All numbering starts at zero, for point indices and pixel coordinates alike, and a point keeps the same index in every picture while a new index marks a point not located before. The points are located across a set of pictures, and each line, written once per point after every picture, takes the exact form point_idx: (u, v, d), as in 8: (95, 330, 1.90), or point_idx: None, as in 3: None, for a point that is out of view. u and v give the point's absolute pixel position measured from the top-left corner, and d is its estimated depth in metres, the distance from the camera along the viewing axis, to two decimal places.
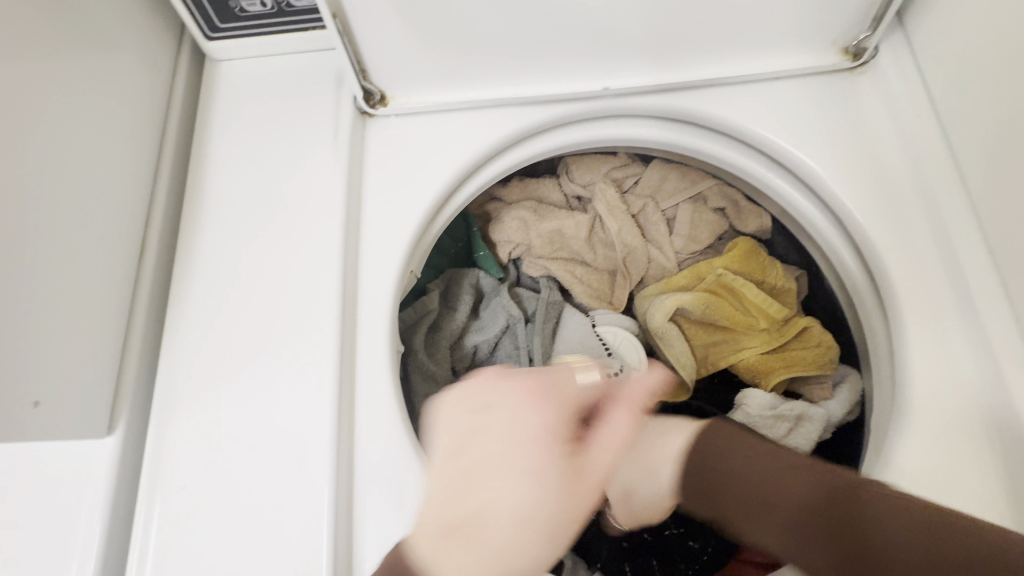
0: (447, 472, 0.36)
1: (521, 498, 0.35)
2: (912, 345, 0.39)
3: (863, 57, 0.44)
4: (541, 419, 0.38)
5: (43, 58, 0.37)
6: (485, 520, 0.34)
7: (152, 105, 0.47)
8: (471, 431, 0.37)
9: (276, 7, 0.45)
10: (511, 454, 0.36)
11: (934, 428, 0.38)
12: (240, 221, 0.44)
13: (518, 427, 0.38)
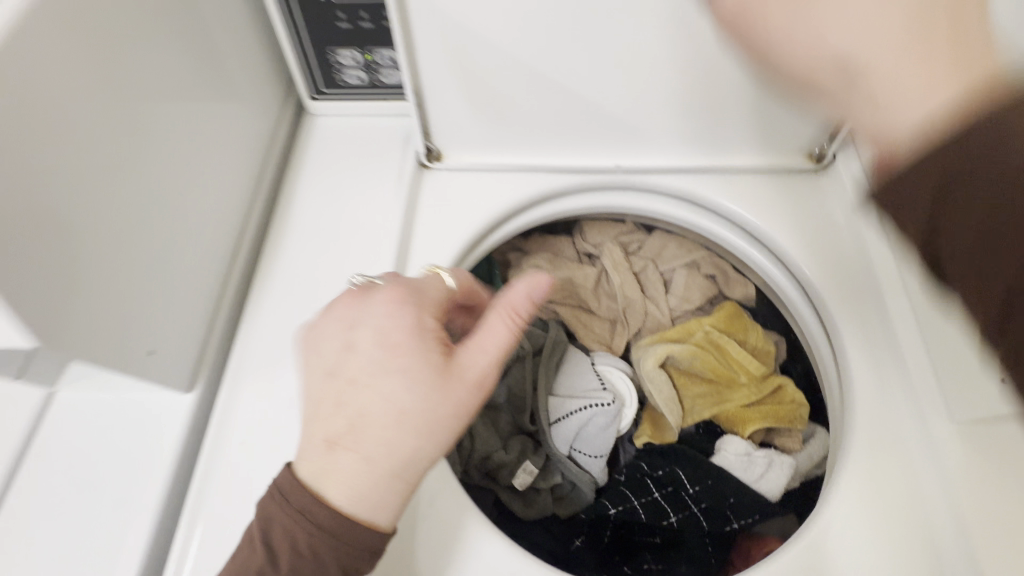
0: (328, 385, 0.41)
1: (381, 386, 0.39)
2: (861, 397, 0.47)
3: (825, 161, 0.55)
4: (405, 322, 0.41)
5: (178, 88, 0.46)
6: (348, 404, 0.40)
7: (261, 142, 0.58)
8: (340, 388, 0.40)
9: (371, 82, 0.57)
10: (371, 350, 0.40)
11: (880, 466, 0.45)
12: (315, 238, 0.54)
13: (373, 333, 0.41)
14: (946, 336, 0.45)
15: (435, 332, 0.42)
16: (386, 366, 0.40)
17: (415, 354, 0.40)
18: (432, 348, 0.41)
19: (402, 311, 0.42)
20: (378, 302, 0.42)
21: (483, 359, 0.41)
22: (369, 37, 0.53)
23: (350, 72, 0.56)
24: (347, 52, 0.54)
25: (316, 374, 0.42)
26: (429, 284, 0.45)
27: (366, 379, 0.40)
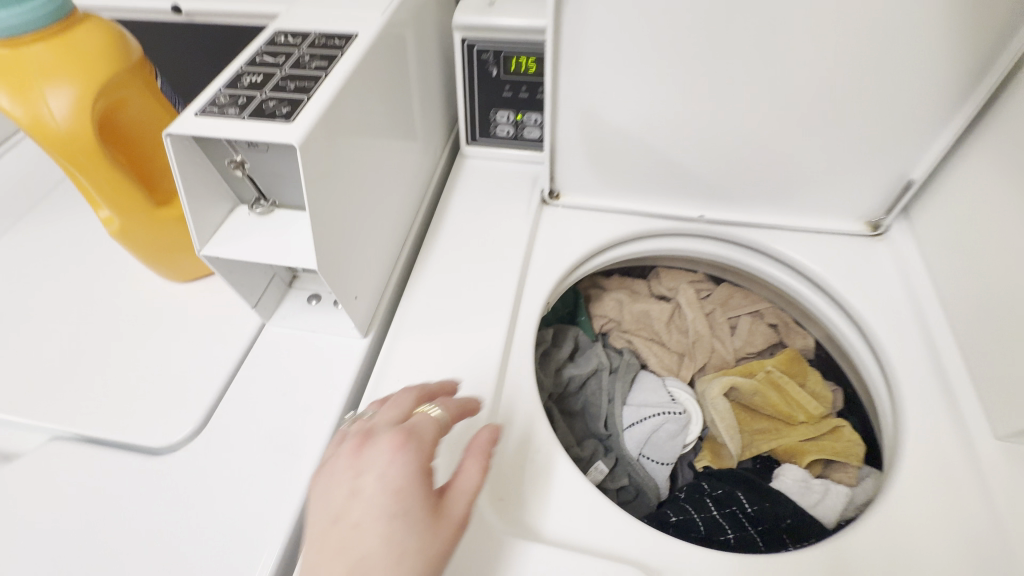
0: (326, 535, 0.37)
1: (388, 510, 0.37)
2: (912, 414, 0.52)
3: (881, 230, 0.66)
4: (404, 462, 0.38)
5: (398, 113, 0.61)
6: (355, 526, 0.36)
7: (432, 162, 0.74)
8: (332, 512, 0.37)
9: (515, 134, 0.73)
10: (371, 498, 0.37)
11: (932, 473, 0.49)
12: (453, 239, 0.68)
13: (376, 486, 0.37)
14: (983, 364, 0.50)
15: (427, 456, 0.40)
16: (387, 517, 0.36)
17: (417, 498, 0.38)
18: (428, 487, 0.39)
19: (400, 452, 0.39)
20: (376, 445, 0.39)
21: (474, 475, 0.41)
22: (524, 103, 0.70)
23: (502, 126, 0.73)
24: (504, 112, 0.71)
25: (315, 523, 0.38)
26: (421, 424, 0.41)
27: (361, 489, 0.38)
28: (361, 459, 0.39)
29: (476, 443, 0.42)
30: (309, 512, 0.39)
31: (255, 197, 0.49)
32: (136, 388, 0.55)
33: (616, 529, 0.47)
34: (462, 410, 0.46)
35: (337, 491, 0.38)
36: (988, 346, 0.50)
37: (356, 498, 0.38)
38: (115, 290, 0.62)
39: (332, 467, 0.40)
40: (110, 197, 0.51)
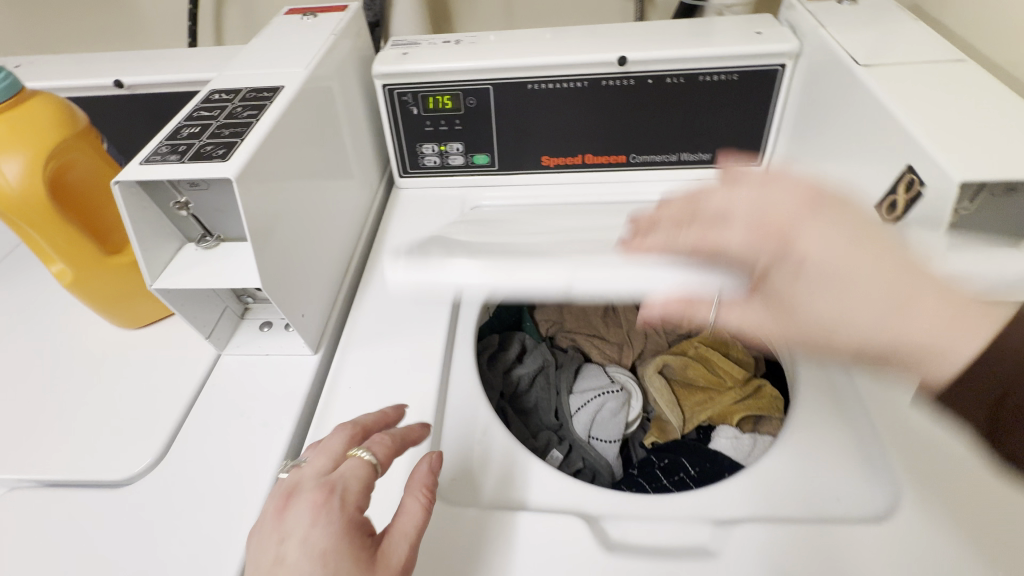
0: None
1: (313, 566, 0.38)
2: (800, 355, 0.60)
3: None
4: (329, 523, 0.40)
5: (329, 152, 0.69)
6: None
7: (369, 195, 0.81)
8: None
9: (441, 163, 0.81)
10: (300, 557, 0.38)
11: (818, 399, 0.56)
12: (393, 260, 0.74)
13: (300, 548, 0.38)
14: None
15: (354, 507, 0.42)
16: None
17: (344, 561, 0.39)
18: (356, 547, 0.40)
19: (324, 512, 0.40)
20: (303, 510, 0.40)
21: (410, 515, 0.43)
22: (445, 135, 0.78)
23: (429, 157, 0.81)
24: (429, 144, 0.79)
25: None
26: (348, 476, 0.43)
27: (289, 557, 0.39)
28: (290, 517, 0.40)
29: (416, 477, 0.45)
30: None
31: (200, 233, 0.55)
32: (96, 428, 0.57)
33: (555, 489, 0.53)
34: (396, 444, 0.47)
35: (263, 551, 0.40)
36: None
37: (284, 565, 0.39)
38: (70, 344, 0.65)
39: (263, 522, 0.41)
40: (66, 251, 0.56)
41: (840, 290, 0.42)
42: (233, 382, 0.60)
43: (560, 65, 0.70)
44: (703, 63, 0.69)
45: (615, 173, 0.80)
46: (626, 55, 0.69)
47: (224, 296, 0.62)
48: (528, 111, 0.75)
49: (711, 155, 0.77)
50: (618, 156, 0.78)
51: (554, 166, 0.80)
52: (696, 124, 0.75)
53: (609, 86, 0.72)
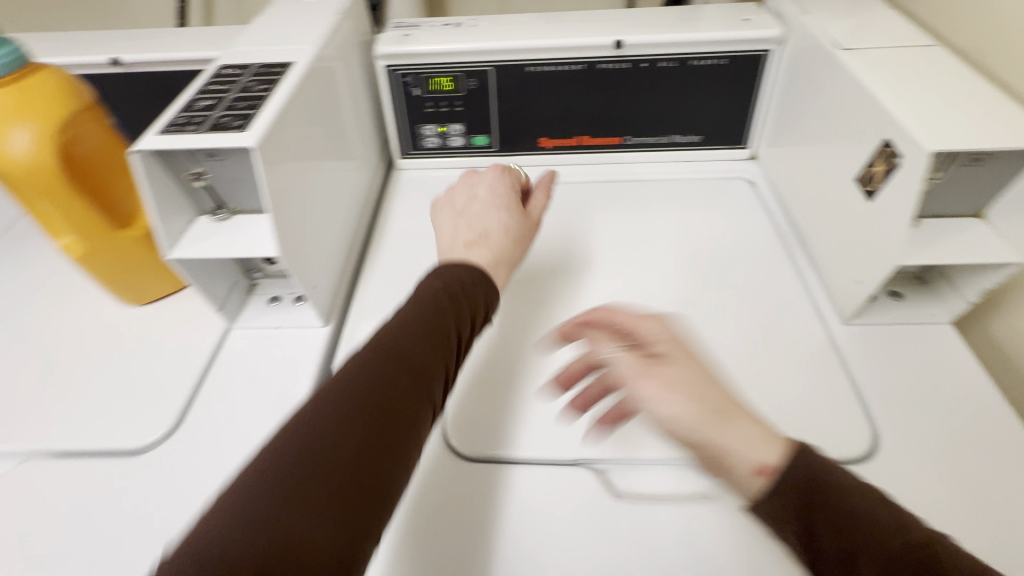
0: (459, 220, 0.60)
1: (315, 442, 0.35)
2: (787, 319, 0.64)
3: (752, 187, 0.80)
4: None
5: (334, 131, 0.70)
6: (486, 239, 0.57)
7: (370, 176, 0.83)
8: (460, 208, 0.62)
9: (441, 144, 0.83)
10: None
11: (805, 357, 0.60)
12: (396, 238, 0.75)
13: (496, 227, 0.59)
14: (828, 269, 0.63)
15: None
16: (501, 212, 0.60)
17: (511, 202, 0.62)
18: (518, 215, 0.61)
19: (501, 207, 0.61)
20: (480, 179, 0.65)
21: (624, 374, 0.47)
22: (446, 116, 0.80)
23: (429, 138, 0.82)
24: (430, 126, 0.81)
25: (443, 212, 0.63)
26: (495, 185, 0.64)
27: (472, 212, 0.61)
28: (478, 209, 0.61)
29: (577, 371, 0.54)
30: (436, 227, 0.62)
31: (213, 207, 0.56)
32: (105, 401, 0.58)
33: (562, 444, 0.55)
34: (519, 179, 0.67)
35: (459, 226, 0.59)
36: (829, 251, 0.63)
37: (467, 217, 0.60)
38: (76, 321, 0.65)
39: (443, 219, 0.62)
40: (76, 225, 0.56)
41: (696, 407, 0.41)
42: (246, 354, 0.61)
43: (558, 48, 0.73)
44: (695, 48, 0.72)
45: (610, 154, 0.83)
46: (622, 38, 0.71)
47: (233, 271, 0.63)
48: (527, 93, 0.77)
49: (701, 137, 0.81)
50: (613, 138, 0.81)
51: (552, 148, 0.83)
52: (687, 107, 0.78)
53: (606, 69, 0.75)
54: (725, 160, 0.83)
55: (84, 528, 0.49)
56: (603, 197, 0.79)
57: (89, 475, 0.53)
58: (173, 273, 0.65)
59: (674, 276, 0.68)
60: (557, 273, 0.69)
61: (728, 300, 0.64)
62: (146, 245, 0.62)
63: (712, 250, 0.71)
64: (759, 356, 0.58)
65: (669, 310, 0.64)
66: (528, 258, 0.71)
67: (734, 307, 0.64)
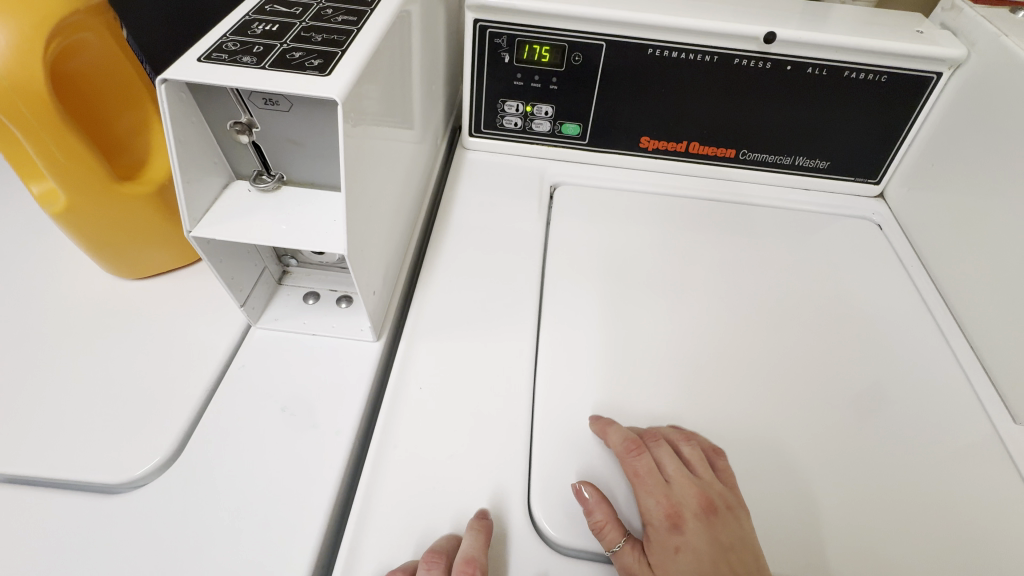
0: (666, 539, 0.42)
1: None
2: (946, 398, 0.53)
3: (881, 224, 0.69)
4: (650, 494, 0.43)
5: (402, 87, 0.55)
6: (681, 530, 0.42)
7: (430, 152, 0.69)
8: (681, 549, 0.41)
9: (522, 127, 0.69)
10: (748, 537, 0.41)
11: (967, 449, 0.49)
12: (464, 233, 0.62)
13: (660, 536, 0.42)
14: (1006, 349, 0.53)
15: (696, 506, 0.43)
16: (667, 533, 0.42)
17: (697, 531, 0.42)
18: (675, 532, 0.42)
19: (663, 518, 0.42)
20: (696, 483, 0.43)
21: (656, 500, 0.43)
22: (535, 94, 0.66)
23: (510, 117, 0.69)
24: (513, 102, 0.67)
25: (658, 531, 0.42)
26: (696, 526, 0.42)
27: (689, 532, 0.42)
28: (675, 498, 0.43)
29: (585, 503, 0.42)
30: (696, 537, 0.42)
31: (256, 170, 0.42)
32: (80, 408, 0.43)
33: (681, 542, 0.42)
34: (673, 521, 0.42)
35: (659, 507, 0.43)
36: (1012, 326, 0.53)
37: (681, 536, 0.42)
38: (50, 291, 0.50)
39: (653, 497, 0.43)
40: (59, 165, 0.41)
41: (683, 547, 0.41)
42: (270, 365, 0.47)
43: (693, 31, 0.60)
44: (854, 56, 0.60)
45: (718, 168, 0.70)
46: (775, 31, 0.59)
47: (264, 255, 0.49)
48: (640, 81, 0.64)
49: (829, 164, 0.69)
50: (726, 149, 0.69)
51: (652, 150, 0.70)
52: (823, 125, 0.66)
53: (742, 65, 0.62)
54: (849, 193, 0.71)
55: None
56: (710, 219, 0.67)
57: (49, 515, 0.39)
58: (183, 244, 0.51)
59: (799, 331, 0.57)
60: (660, 310, 0.57)
61: (866, 376, 0.54)
62: (150, 204, 0.47)
63: (842, 305, 0.60)
64: (901, 447, 0.49)
65: (795, 377, 0.53)
66: (628, 285, 0.58)
67: (872, 381, 0.53)
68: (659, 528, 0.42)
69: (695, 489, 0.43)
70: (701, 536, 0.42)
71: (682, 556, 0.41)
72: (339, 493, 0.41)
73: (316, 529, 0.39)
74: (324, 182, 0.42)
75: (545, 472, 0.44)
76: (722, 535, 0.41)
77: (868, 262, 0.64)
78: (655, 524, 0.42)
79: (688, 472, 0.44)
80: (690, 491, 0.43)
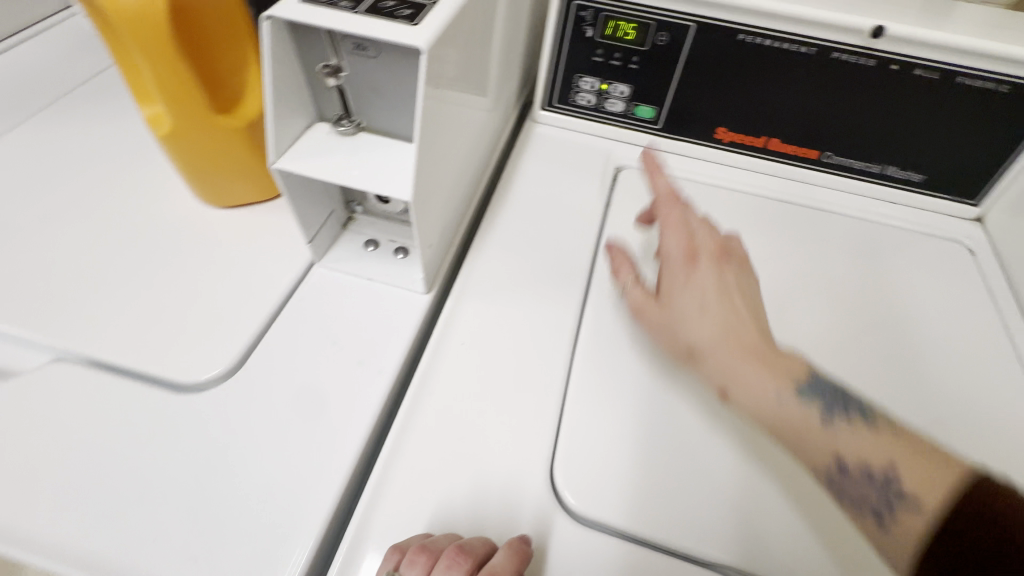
0: (685, 269, 0.46)
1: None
2: None
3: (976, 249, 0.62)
4: (673, 231, 0.48)
5: (483, 50, 0.56)
6: (697, 264, 0.46)
7: (501, 121, 0.69)
8: (688, 287, 0.45)
9: (595, 106, 0.69)
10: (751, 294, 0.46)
11: None
12: (523, 204, 0.62)
13: (678, 270, 0.47)
14: None
15: (712, 251, 0.48)
16: (688, 258, 0.47)
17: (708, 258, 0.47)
18: (688, 260, 0.47)
19: (692, 258, 0.47)
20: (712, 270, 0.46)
21: (678, 241, 0.48)
22: (614, 72, 0.65)
23: (585, 94, 0.68)
24: (590, 79, 0.67)
25: (674, 259, 0.47)
26: (704, 239, 0.48)
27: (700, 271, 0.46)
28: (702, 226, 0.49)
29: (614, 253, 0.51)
30: (704, 276, 0.46)
31: (338, 115, 0.44)
32: (162, 314, 0.48)
33: (707, 266, 0.46)
34: (691, 249, 0.47)
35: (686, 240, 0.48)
36: None
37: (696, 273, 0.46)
38: (149, 209, 0.56)
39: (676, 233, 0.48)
40: (170, 88, 0.45)
41: (703, 311, 0.44)
42: (327, 301, 0.50)
43: (792, 18, 0.56)
44: (974, 61, 0.54)
45: (797, 169, 0.67)
46: (885, 25, 0.54)
47: (333, 198, 0.52)
48: (727, 67, 0.61)
49: (924, 177, 0.64)
50: (809, 150, 0.65)
51: (728, 143, 0.67)
52: (924, 134, 0.60)
53: (841, 60, 0.58)
54: (943, 212, 0.65)
55: (109, 471, 0.40)
56: (778, 220, 0.63)
57: (127, 401, 0.43)
58: (261, 178, 0.55)
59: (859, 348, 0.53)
60: None
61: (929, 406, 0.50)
62: (240, 136, 0.50)
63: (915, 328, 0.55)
64: None
65: None
66: None
67: None
68: (679, 275, 0.46)
69: (705, 238, 0.48)
70: (718, 299, 0.44)
71: (706, 311, 0.44)
72: (374, 428, 0.44)
73: (349, 457, 0.42)
74: (399, 133, 0.44)
75: (571, 444, 0.44)
76: (718, 273, 0.46)
77: (952, 288, 0.59)
78: (667, 268, 0.47)
79: (703, 236, 0.48)
80: (707, 240, 0.48)
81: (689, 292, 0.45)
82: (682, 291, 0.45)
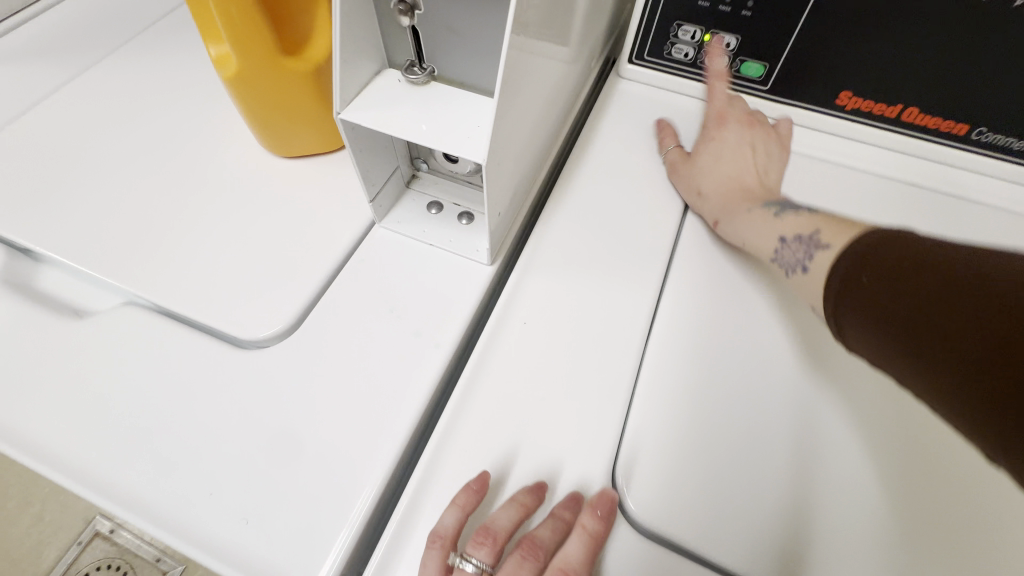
0: (713, 159, 0.54)
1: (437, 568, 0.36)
2: None
3: None
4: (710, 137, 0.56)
5: None
6: (720, 169, 0.53)
7: (582, 75, 0.62)
8: (704, 188, 0.52)
9: (691, 60, 0.60)
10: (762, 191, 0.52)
11: None
12: (601, 170, 0.56)
13: (708, 165, 0.53)
14: None
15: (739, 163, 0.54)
16: (720, 153, 0.54)
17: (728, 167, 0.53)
18: (712, 162, 0.54)
19: (724, 144, 0.55)
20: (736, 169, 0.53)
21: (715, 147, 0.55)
22: (720, 20, 0.56)
23: (681, 47, 0.59)
24: (690, 28, 0.57)
25: (702, 162, 0.54)
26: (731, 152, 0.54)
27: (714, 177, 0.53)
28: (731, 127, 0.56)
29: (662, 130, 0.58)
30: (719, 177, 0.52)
31: (409, 60, 0.39)
32: (225, 267, 0.47)
33: (725, 173, 0.53)
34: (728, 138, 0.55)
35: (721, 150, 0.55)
36: None
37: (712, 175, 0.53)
38: (216, 157, 0.55)
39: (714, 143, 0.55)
40: (235, 24, 0.42)
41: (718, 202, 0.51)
42: (386, 264, 0.48)
43: None
44: None
45: (938, 148, 0.55)
46: None
47: (399, 154, 0.48)
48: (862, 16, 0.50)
49: None
50: (959, 125, 0.53)
51: (850, 111, 0.57)
52: None
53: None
54: None
55: (173, 421, 0.40)
56: (905, 208, 0.53)
57: (191, 354, 0.43)
58: (325, 128, 0.52)
59: None
60: None
61: None
62: (305, 82, 0.47)
63: None
64: None
65: None
66: None
67: None
68: (717, 172, 0.53)
69: (736, 150, 0.54)
70: (730, 197, 0.51)
71: (722, 193, 0.51)
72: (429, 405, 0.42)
73: (403, 434, 0.40)
74: (474, 84, 0.39)
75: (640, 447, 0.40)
76: (734, 177, 0.52)
77: None
78: (699, 160, 0.54)
79: (733, 148, 0.54)
80: (735, 150, 0.54)
81: (720, 172, 0.53)
82: (712, 177, 0.53)
